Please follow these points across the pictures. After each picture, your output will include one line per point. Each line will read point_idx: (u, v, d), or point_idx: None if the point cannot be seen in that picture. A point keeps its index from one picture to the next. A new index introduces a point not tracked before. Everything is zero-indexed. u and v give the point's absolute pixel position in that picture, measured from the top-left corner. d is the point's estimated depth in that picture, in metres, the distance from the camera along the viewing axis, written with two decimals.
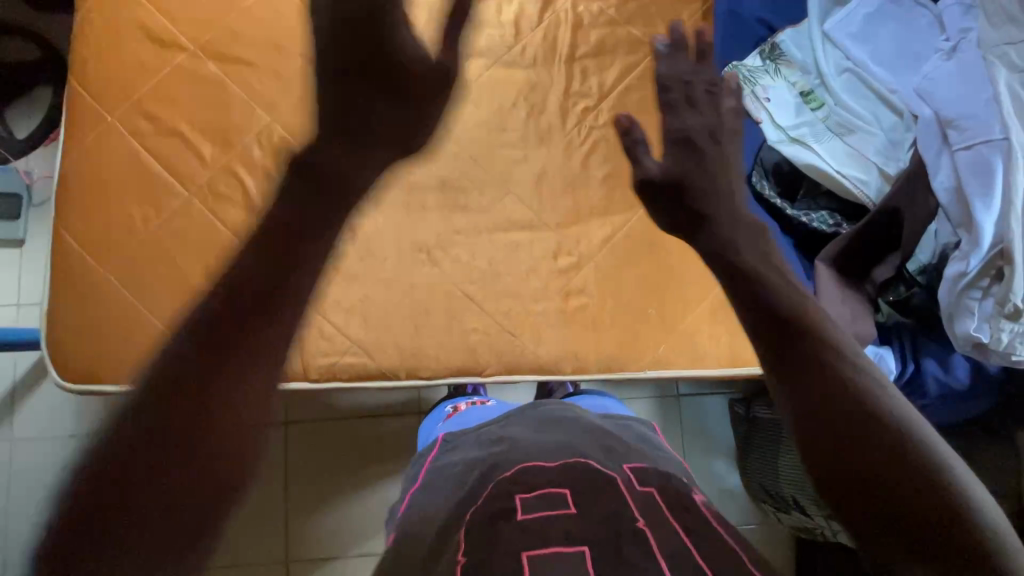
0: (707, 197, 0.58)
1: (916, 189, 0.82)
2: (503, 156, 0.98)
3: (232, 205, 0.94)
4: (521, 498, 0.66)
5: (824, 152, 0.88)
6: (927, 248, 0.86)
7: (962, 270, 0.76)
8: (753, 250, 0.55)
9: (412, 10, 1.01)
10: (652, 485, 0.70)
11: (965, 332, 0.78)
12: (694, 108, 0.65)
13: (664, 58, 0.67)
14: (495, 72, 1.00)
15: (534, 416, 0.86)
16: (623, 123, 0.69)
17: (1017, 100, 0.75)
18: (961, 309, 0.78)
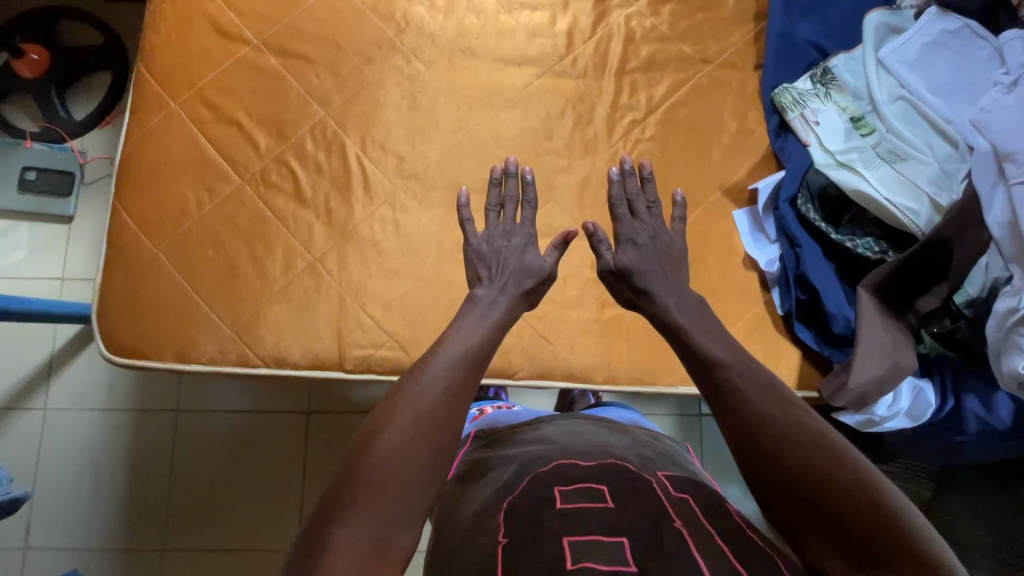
0: (653, 283, 0.77)
1: (967, 220, 0.81)
2: (547, 163, 1.00)
3: (282, 194, 0.97)
4: (559, 489, 0.68)
5: (873, 178, 0.88)
6: (977, 280, 0.84)
7: (1013, 305, 0.75)
8: (693, 322, 0.73)
9: (468, 15, 1.03)
10: (686, 488, 0.71)
11: (1012, 369, 0.76)
12: (639, 218, 0.82)
13: (616, 182, 0.84)
14: (545, 81, 1.02)
15: (567, 419, 0.87)
16: (591, 229, 0.82)
17: None
18: (1008, 345, 0.77)
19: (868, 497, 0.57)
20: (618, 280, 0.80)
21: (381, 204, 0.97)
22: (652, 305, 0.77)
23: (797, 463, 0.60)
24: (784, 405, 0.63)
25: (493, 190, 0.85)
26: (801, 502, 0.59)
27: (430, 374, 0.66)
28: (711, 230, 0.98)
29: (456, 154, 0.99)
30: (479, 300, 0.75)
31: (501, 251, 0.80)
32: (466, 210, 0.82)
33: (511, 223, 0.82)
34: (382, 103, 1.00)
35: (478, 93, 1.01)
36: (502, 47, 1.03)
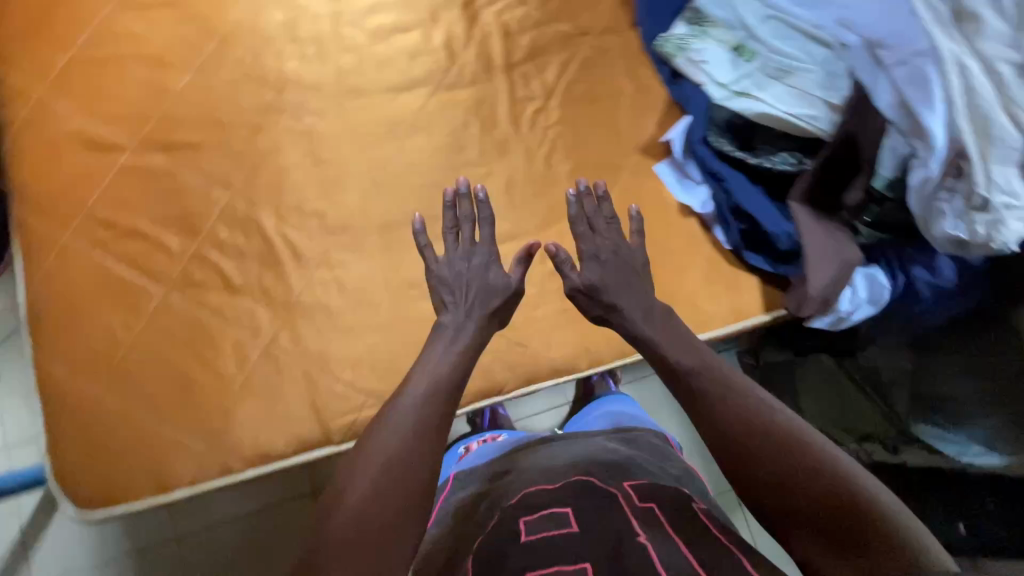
0: (621, 298, 0.78)
1: (863, 110, 0.85)
2: (467, 175, 0.99)
3: (212, 290, 0.92)
4: (524, 520, 0.69)
5: (770, 98, 0.91)
6: (888, 162, 0.85)
7: (926, 176, 0.79)
8: (656, 328, 0.77)
9: (343, 56, 1.01)
10: (651, 497, 0.73)
11: (943, 233, 0.83)
12: (597, 233, 0.82)
13: (574, 203, 0.83)
14: (439, 98, 1.01)
15: (546, 447, 0.89)
16: (552, 249, 0.79)
17: (937, 11, 0.75)
18: (933, 213, 0.83)
19: (835, 485, 0.60)
20: (586, 297, 0.79)
21: (317, 267, 0.94)
22: (622, 319, 0.78)
23: (767, 453, 0.64)
24: (756, 404, 0.68)
25: (447, 216, 0.81)
26: (774, 490, 0.63)
27: (406, 431, 0.66)
28: (640, 191, 1.00)
29: (376, 195, 0.97)
30: (446, 331, 0.75)
31: (462, 275, 0.78)
32: (422, 236, 0.80)
33: (470, 244, 0.80)
34: (284, 166, 0.96)
35: (381, 130, 0.99)
36: (386, 75, 1.01)
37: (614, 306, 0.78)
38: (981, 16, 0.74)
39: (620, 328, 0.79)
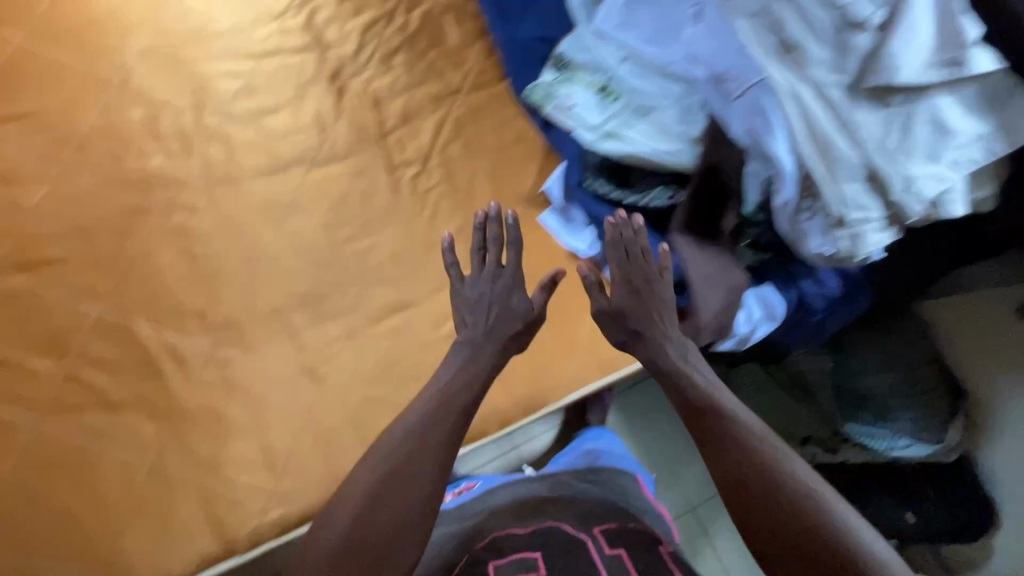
0: (644, 322, 0.84)
1: (719, 140, 0.87)
2: (352, 249, 0.97)
3: (90, 410, 0.87)
4: (496, 565, 0.78)
5: (635, 138, 0.92)
6: (753, 187, 0.85)
7: (785, 201, 0.82)
8: (676, 350, 0.83)
9: (209, 146, 0.98)
10: (620, 541, 0.82)
11: (813, 251, 0.83)
12: (629, 261, 0.83)
13: (611, 228, 0.83)
14: (314, 174, 0.99)
15: (536, 487, 0.98)
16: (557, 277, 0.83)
17: (765, 43, 0.78)
18: (800, 232, 0.84)
19: (807, 512, 0.67)
20: (609, 321, 0.85)
21: (202, 368, 0.90)
22: (649, 344, 0.84)
23: (752, 477, 0.71)
24: (752, 432, 0.75)
25: (476, 236, 0.82)
26: (755, 511, 0.70)
27: (433, 453, 0.75)
28: (528, 242, 1.00)
29: (259, 283, 0.94)
30: (463, 349, 0.81)
31: (485, 298, 0.82)
32: (448, 254, 0.82)
33: (495, 268, 0.82)
34: (158, 268, 0.93)
35: (256, 216, 0.97)
36: (257, 160, 0.99)
37: (633, 331, 0.85)
38: (803, 44, 0.76)
39: (638, 350, 0.85)
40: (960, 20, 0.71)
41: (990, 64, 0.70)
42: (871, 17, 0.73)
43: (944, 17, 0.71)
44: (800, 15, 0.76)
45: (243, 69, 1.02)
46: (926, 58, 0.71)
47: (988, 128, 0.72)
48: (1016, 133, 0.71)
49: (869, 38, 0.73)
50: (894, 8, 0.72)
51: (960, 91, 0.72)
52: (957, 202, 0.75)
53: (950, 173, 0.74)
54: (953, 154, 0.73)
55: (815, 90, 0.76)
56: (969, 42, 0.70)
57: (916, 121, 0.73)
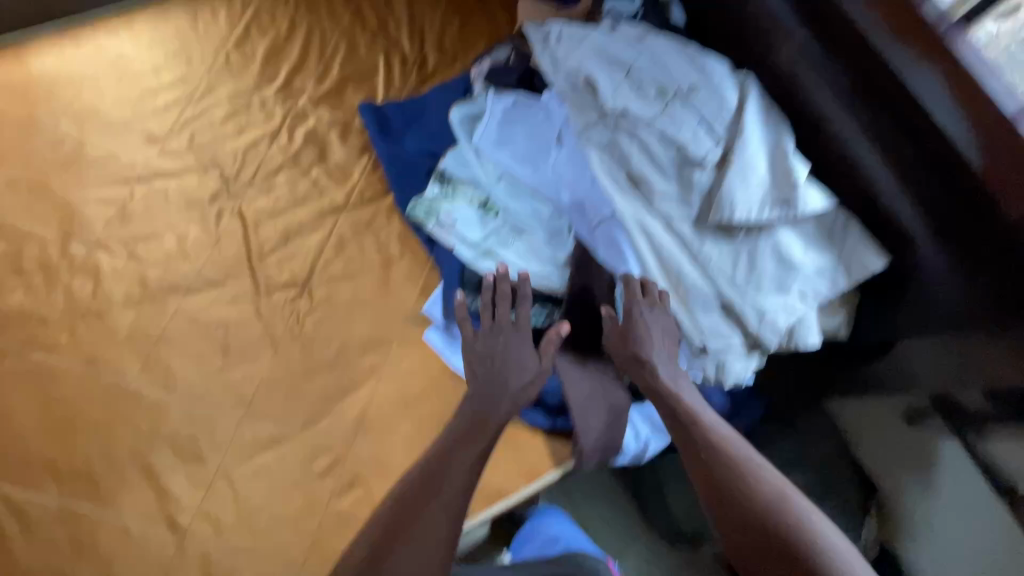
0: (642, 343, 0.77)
1: (586, 263, 0.87)
2: (223, 380, 0.93)
3: None
4: None
5: (510, 258, 0.93)
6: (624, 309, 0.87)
7: None
8: (671, 374, 0.77)
9: (75, 279, 0.95)
10: None
11: None
12: (643, 296, 0.77)
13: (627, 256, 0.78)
14: (187, 302, 0.96)
15: None
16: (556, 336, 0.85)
17: (616, 177, 0.79)
18: None
19: (802, 543, 0.66)
20: (616, 344, 0.79)
21: (50, 526, 0.83)
22: (647, 369, 0.77)
23: (748, 506, 0.69)
24: (748, 457, 0.72)
25: (487, 295, 0.88)
26: (750, 539, 0.68)
27: (449, 497, 0.77)
28: (410, 363, 0.96)
29: (120, 424, 0.89)
30: (472, 400, 0.84)
31: (494, 352, 0.86)
32: (462, 310, 0.88)
33: (504, 325, 0.87)
34: (10, 415, 0.88)
35: (121, 351, 0.92)
36: (127, 290, 0.95)
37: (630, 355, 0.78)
38: (649, 177, 0.77)
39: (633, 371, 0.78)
40: (790, 159, 0.73)
41: (820, 202, 0.72)
42: (709, 154, 0.76)
43: (777, 155, 0.74)
44: (645, 149, 0.78)
45: (116, 196, 1.00)
46: (762, 195, 0.73)
47: (829, 262, 0.74)
48: (854, 268, 0.73)
49: (709, 173, 0.75)
50: (730, 146, 0.75)
51: (798, 226, 0.74)
52: (811, 334, 0.74)
53: (799, 305, 0.73)
54: (798, 285, 0.73)
55: (663, 222, 0.77)
56: (800, 181, 0.72)
57: (761, 254, 0.74)
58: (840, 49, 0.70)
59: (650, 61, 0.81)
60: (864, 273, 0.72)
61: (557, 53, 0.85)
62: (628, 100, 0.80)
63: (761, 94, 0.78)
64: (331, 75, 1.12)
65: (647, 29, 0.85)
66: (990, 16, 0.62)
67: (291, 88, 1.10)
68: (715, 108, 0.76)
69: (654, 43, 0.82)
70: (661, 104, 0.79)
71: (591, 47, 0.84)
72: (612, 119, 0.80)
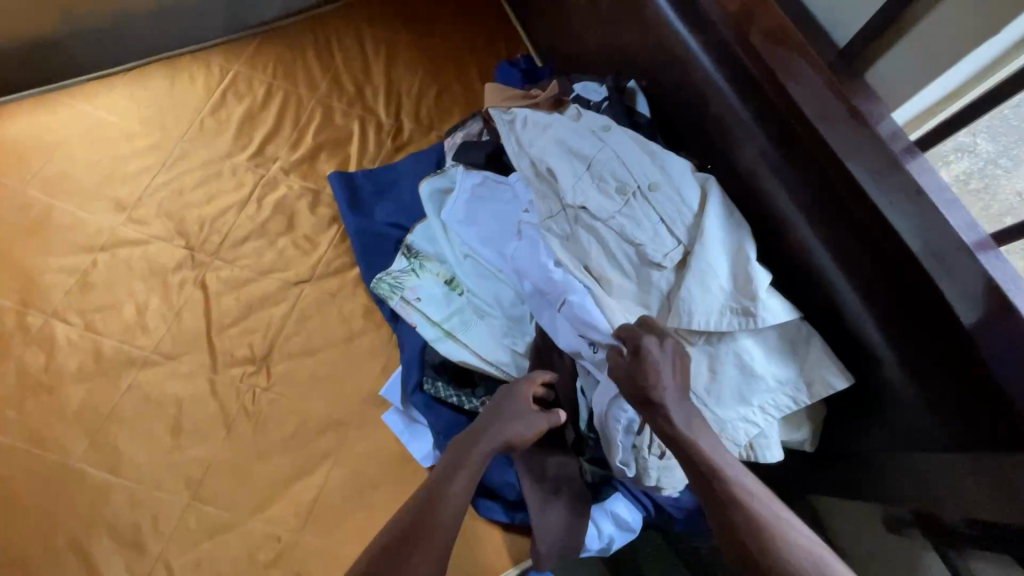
0: (655, 380, 0.70)
1: (547, 355, 0.86)
2: (171, 461, 0.90)
3: None
4: None
5: (471, 342, 0.90)
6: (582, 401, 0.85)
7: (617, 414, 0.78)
8: (684, 419, 0.69)
9: (29, 350, 0.93)
10: None
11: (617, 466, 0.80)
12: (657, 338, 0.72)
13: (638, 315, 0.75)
14: (142, 376, 0.94)
15: None
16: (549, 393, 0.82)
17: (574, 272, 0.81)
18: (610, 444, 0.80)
19: None
20: (625, 372, 0.71)
21: None
22: (660, 413, 0.69)
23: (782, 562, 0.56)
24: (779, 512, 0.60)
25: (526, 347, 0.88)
26: None
27: (437, 535, 0.64)
28: (367, 446, 0.93)
29: (59, 508, 0.86)
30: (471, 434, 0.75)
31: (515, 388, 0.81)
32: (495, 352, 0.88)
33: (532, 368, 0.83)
34: None
35: (68, 430, 0.90)
36: (81, 363, 0.94)
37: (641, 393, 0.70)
38: (608, 278, 0.80)
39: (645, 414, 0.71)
40: (753, 267, 0.73)
41: (784, 313, 0.71)
42: (668, 254, 0.78)
43: (737, 261, 0.75)
44: (604, 247, 0.81)
45: (79, 264, 0.99)
46: (721, 302, 0.74)
47: (792, 373, 0.73)
48: (818, 384, 0.71)
49: (667, 275, 0.78)
50: (689, 248, 0.77)
51: (761, 332, 0.74)
52: (768, 446, 0.74)
53: (759, 417, 0.73)
54: (759, 398, 0.73)
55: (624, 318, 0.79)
56: (761, 290, 0.72)
57: (723, 360, 0.74)
58: (799, 157, 0.70)
59: (611, 157, 0.84)
60: (827, 391, 0.70)
61: (522, 137, 0.90)
62: (588, 196, 0.82)
63: (720, 193, 0.80)
64: (305, 142, 1.12)
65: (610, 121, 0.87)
66: (945, 145, 0.65)
67: (263, 155, 1.10)
68: (674, 210, 0.79)
69: (613, 137, 0.85)
70: (622, 202, 0.81)
71: (554, 138, 0.87)
72: (572, 215, 0.83)
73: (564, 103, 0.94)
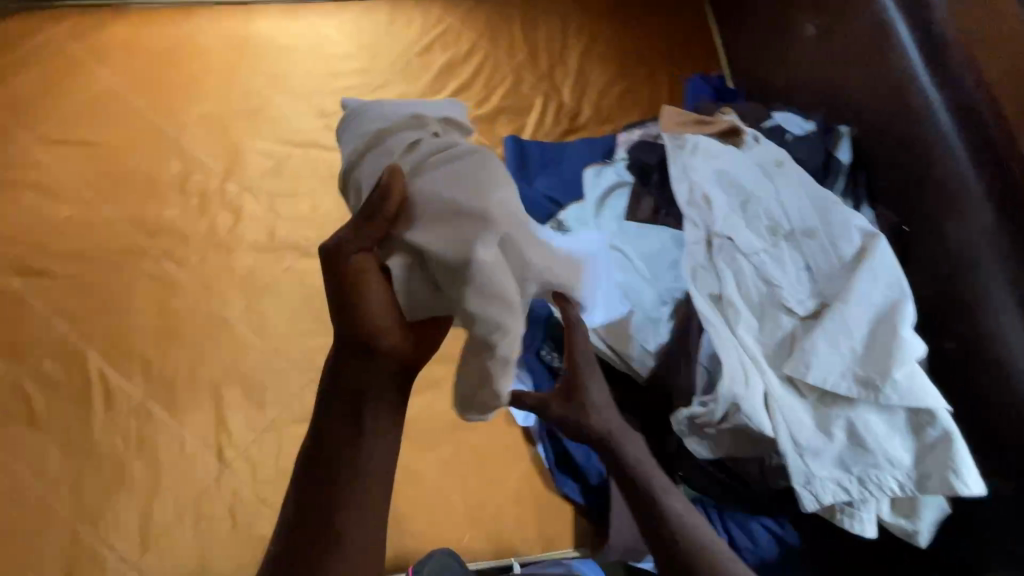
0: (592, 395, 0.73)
1: (674, 364, 0.84)
2: (305, 343, 1.00)
3: (12, 424, 0.91)
4: None
5: (598, 328, 0.87)
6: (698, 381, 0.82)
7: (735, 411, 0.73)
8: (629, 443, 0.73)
9: (222, 213, 1.07)
10: None
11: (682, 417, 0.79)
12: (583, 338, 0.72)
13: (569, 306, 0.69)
14: (301, 263, 1.05)
15: None
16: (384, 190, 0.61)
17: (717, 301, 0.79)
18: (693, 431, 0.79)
19: None
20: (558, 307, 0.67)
21: (125, 414, 0.93)
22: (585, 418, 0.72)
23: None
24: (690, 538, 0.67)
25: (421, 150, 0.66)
26: None
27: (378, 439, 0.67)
28: None
29: (209, 349, 0.98)
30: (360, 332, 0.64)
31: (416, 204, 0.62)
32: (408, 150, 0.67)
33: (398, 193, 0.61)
34: (131, 308, 0.99)
35: (233, 288, 1.02)
36: (258, 235, 1.06)
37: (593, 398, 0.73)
38: (743, 310, 0.78)
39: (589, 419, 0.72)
40: (901, 339, 0.70)
41: (917, 399, 0.68)
42: (801, 302, 0.76)
43: (883, 324, 0.72)
44: (739, 280, 0.79)
45: (278, 154, 1.12)
46: (844, 366, 0.71)
47: (909, 460, 0.69)
48: (939, 480, 0.67)
49: (796, 323, 0.76)
50: (827, 300, 0.76)
51: (891, 412, 0.70)
52: (862, 520, 0.70)
53: (855, 490, 0.69)
54: (868, 473, 0.69)
55: (748, 357, 0.75)
56: (897, 369, 0.69)
57: (833, 423, 0.71)
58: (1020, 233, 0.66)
59: (771, 198, 0.82)
60: (948, 491, 0.66)
61: (688, 161, 0.88)
62: (736, 230, 0.82)
63: (887, 252, 0.76)
64: (490, 102, 1.20)
65: (783, 156, 0.86)
66: None
67: None
68: (825, 261, 0.77)
69: (786, 179, 0.84)
70: (771, 242, 0.80)
71: (717, 169, 0.87)
72: (715, 245, 0.82)
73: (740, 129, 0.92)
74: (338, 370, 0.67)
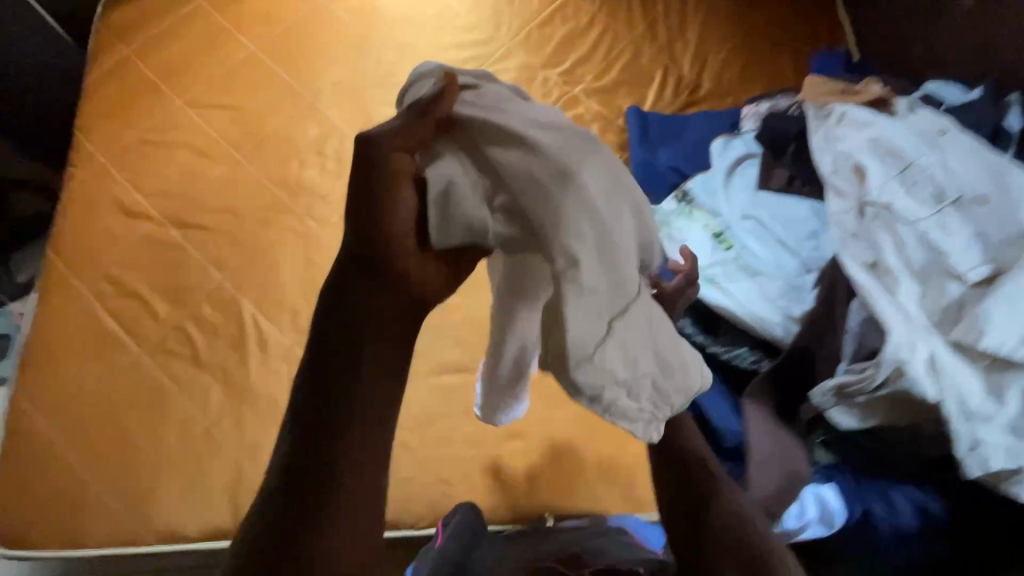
0: None
1: (821, 332, 0.85)
2: None
3: (180, 359, 0.99)
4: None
5: (735, 294, 0.91)
6: (848, 345, 0.82)
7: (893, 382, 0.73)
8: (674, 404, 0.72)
9: None
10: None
11: (825, 388, 0.80)
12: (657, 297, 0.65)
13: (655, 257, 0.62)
14: None
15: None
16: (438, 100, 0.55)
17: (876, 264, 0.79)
18: (841, 401, 0.80)
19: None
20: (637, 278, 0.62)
21: (276, 359, 0.99)
22: None
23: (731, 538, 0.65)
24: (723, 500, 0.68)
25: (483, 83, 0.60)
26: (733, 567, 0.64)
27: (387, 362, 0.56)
28: None
29: None
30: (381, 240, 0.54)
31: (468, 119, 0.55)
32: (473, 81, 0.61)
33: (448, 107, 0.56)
34: (277, 262, 1.06)
35: None
36: None
37: None
38: (899, 274, 0.77)
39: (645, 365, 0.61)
40: None
41: None
42: (974, 269, 0.74)
43: None
44: (898, 245, 0.79)
45: None
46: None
47: None
48: None
49: (965, 287, 0.74)
50: (1000, 268, 0.73)
51: None
52: None
53: None
54: None
55: (912, 322, 0.74)
56: None
57: (1008, 389, 0.70)
58: None
59: (937, 163, 0.81)
60: None
61: (835, 130, 0.90)
62: (895, 197, 0.81)
63: None
64: (609, 74, 1.21)
65: (948, 123, 0.85)
66: None
67: (572, 75, 1.20)
68: (996, 227, 0.75)
69: (954, 146, 0.81)
70: (936, 208, 0.79)
71: (870, 137, 0.87)
72: (871, 211, 0.82)
73: (891, 100, 0.93)
74: (339, 287, 0.55)
